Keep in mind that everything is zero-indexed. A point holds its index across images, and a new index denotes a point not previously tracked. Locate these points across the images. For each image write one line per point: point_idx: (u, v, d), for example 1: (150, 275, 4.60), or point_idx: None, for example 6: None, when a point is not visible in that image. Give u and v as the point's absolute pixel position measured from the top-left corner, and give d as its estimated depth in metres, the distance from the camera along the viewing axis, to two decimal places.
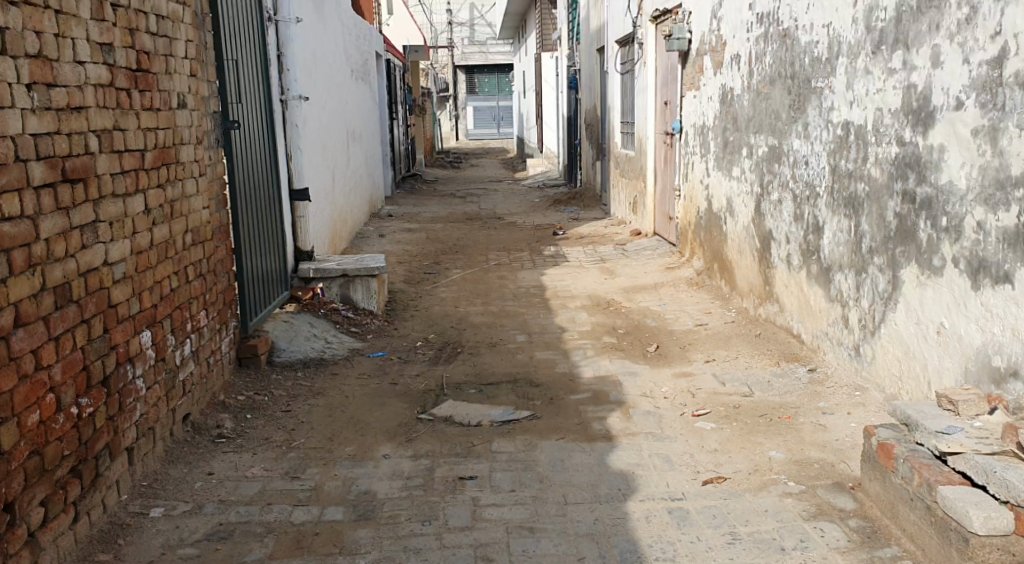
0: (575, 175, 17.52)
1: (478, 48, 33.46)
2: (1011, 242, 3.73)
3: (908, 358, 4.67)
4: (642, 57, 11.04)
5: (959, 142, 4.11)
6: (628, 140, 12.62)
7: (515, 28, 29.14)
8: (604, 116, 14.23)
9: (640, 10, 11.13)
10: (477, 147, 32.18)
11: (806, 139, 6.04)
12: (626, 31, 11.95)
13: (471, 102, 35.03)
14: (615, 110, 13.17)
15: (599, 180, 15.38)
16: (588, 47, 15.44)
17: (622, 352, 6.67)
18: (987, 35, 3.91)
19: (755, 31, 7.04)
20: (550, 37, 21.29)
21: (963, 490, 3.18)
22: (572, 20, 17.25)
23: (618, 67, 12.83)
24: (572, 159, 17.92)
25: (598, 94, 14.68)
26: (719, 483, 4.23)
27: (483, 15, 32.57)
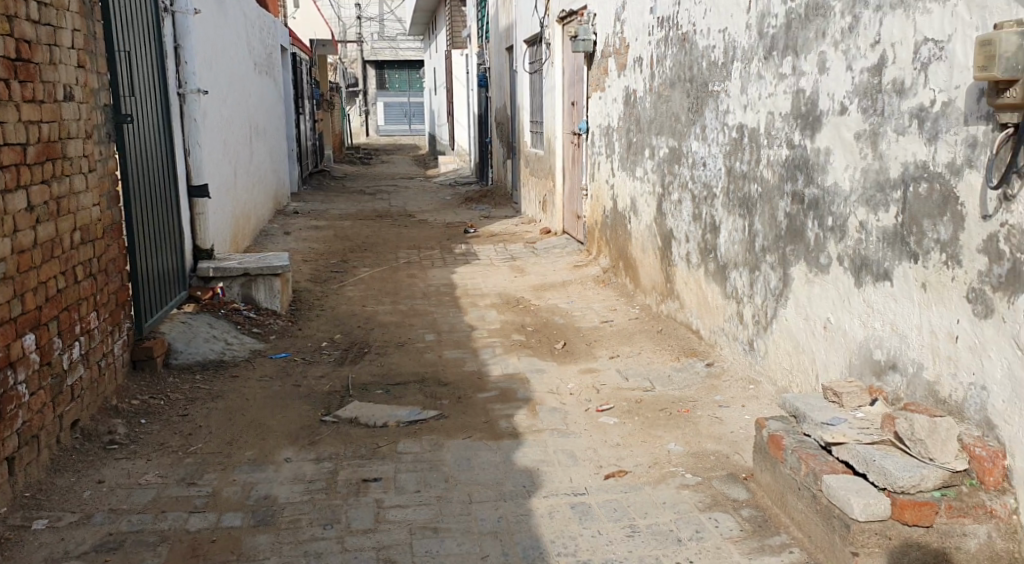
0: (486, 174, 17.57)
1: (387, 44, 33.13)
2: (890, 242, 3.88)
3: (798, 353, 4.86)
4: (550, 57, 11.14)
5: (843, 145, 4.29)
6: (537, 139, 12.73)
7: (425, 25, 29.03)
8: (513, 115, 14.31)
9: (547, 11, 11.22)
10: (387, 143, 31.93)
11: (703, 140, 6.21)
12: (533, 30, 12.05)
13: (381, 97, 34.80)
14: (524, 109, 13.27)
15: (509, 178, 15.45)
16: (498, 46, 15.49)
17: (530, 350, 6.74)
18: (867, 44, 4.08)
19: (656, 34, 7.20)
20: (460, 34, 21.28)
21: (846, 478, 3.31)
22: (481, 19, 17.28)
23: (526, 67, 12.92)
24: (482, 157, 17.97)
25: (507, 93, 14.76)
26: (620, 477, 4.33)
27: (393, 11, 32.38)
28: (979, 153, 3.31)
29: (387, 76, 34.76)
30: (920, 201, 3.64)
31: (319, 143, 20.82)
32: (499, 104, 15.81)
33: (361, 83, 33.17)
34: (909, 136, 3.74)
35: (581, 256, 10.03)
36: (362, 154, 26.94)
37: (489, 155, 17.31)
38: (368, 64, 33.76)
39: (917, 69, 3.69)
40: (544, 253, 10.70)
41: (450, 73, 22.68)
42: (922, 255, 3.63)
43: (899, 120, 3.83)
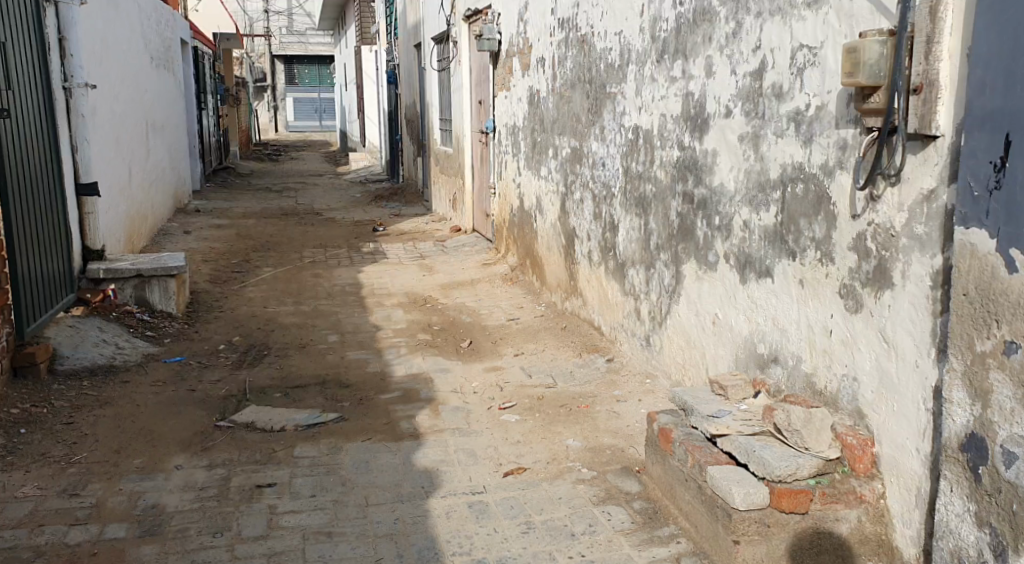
0: (397, 172, 17.47)
1: (296, 38, 32.48)
2: (771, 241, 4.03)
3: (690, 347, 5.00)
4: (457, 56, 11.14)
5: (727, 147, 4.44)
6: (446, 137, 12.72)
7: (335, 21, 28.65)
8: (422, 112, 14.28)
9: (453, 9, 11.22)
10: (297, 139, 31.39)
11: (602, 141, 6.32)
12: (440, 29, 12.02)
13: (290, 93, 33.83)
14: (433, 107, 13.26)
15: (419, 176, 15.40)
16: (406, 44, 15.42)
17: (435, 349, 6.75)
18: (749, 49, 4.22)
19: (557, 35, 7.29)
20: (369, 30, 21.07)
21: (728, 469, 3.43)
22: (389, 17, 17.15)
23: (434, 65, 12.89)
24: (393, 155, 17.86)
25: (416, 91, 14.70)
26: (518, 474, 4.38)
27: (302, 5, 31.87)
28: (849, 155, 3.45)
29: (296, 70, 33.63)
30: (798, 201, 3.79)
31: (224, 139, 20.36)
32: (408, 102, 15.73)
33: (269, 79, 32.46)
34: (787, 138, 3.88)
35: (490, 254, 10.07)
36: (270, 150, 26.47)
37: (400, 152, 17.22)
38: (276, 59, 33.07)
39: (794, 73, 3.83)
40: (453, 251, 10.71)
41: (360, 70, 22.43)
42: (800, 252, 3.78)
43: (778, 123, 3.97)
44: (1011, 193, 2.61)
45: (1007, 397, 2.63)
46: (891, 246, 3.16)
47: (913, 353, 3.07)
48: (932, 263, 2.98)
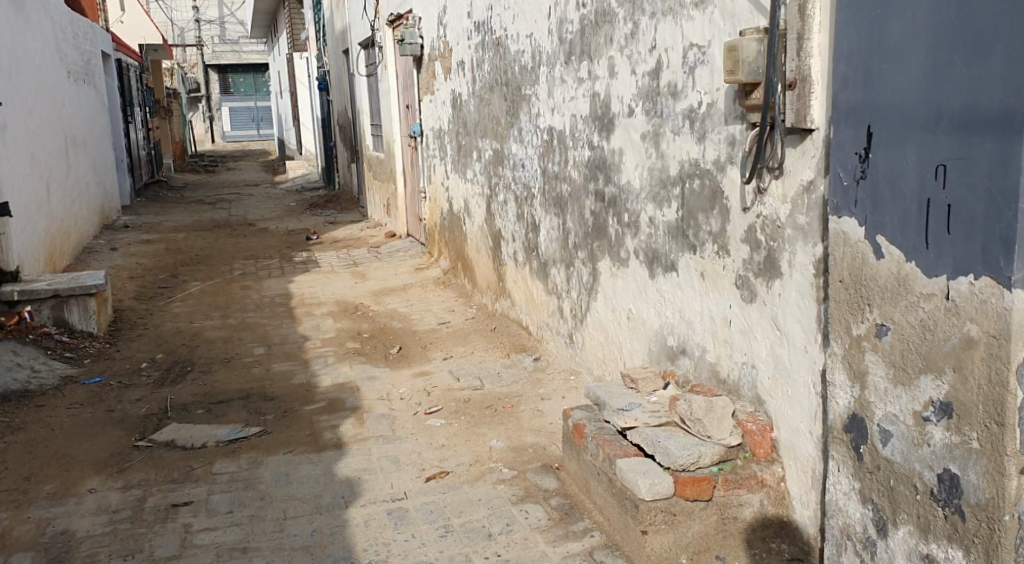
0: (333, 179, 17.35)
1: (229, 48, 31.92)
2: (673, 236, 4.12)
3: (609, 342, 5.08)
4: (383, 60, 11.07)
5: (631, 145, 4.51)
6: (377, 142, 12.66)
7: (268, 29, 28.31)
8: (354, 118, 14.17)
9: (376, 14, 11.14)
10: (233, 149, 31.08)
11: (521, 142, 6.37)
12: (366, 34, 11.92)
13: (225, 102, 33.71)
14: (364, 112, 13.19)
15: (354, 182, 15.30)
16: (334, 50, 15.33)
17: (364, 357, 6.73)
18: (646, 49, 4.29)
19: (474, 38, 7.31)
20: (298, 36, 20.77)
21: (636, 461, 3.51)
22: (317, 22, 16.95)
23: (363, 70, 12.79)
24: (327, 161, 17.70)
25: (346, 96, 14.57)
26: (440, 478, 4.41)
27: (234, 13, 31.28)
28: (738, 150, 3.55)
29: (230, 79, 33.46)
30: (695, 197, 3.89)
31: (156, 151, 19.97)
32: (339, 107, 15.58)
33: (203, 89, 32.00)
34: (683, 136, 3.98)
35: (424, 257, 10.06)
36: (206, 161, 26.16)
37: (335, 159, 17.08)
38: (209, 68, 32.58)
39: (686, 72, 3.92)
40: (387, 256, 10.68)
41: (292, 77, 22.16)
42: (699, 246, 3.88)
43: (674, 120, 4.05)
44: (875, 183, 2.73)
45: (881, 377, 2.75)
46: (778, 237, 3.28)
47: (802, 339, 3.20)
48: (814, 252, 3.09)
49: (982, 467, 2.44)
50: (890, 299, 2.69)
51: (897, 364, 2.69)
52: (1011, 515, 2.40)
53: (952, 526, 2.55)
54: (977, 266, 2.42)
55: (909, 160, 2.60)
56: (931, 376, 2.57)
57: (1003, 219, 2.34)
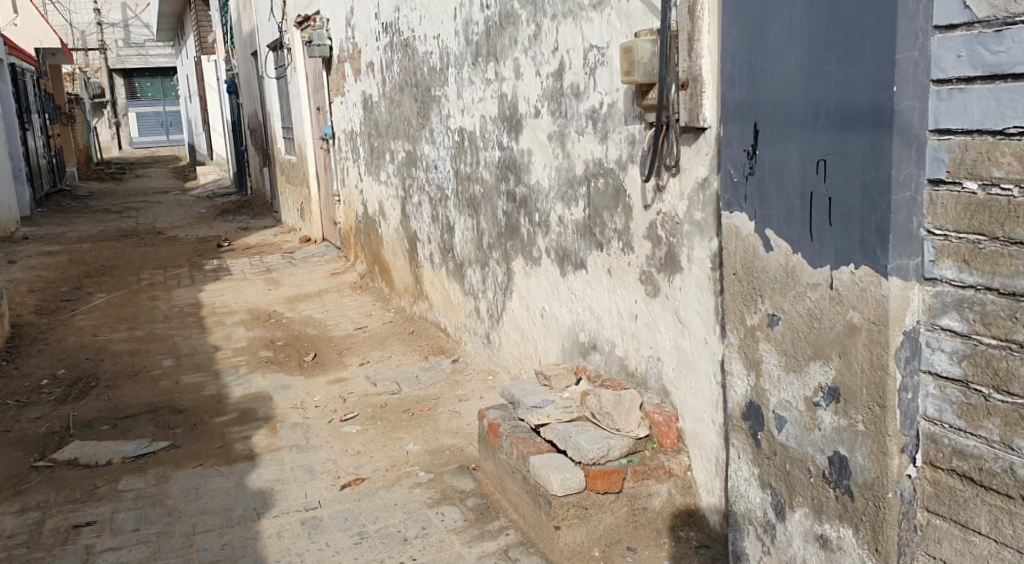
0: (246, 184, 17.04)
1: (135, 50, 31.06)
2: (581, 234, 4.18)
3: (524, 341, 5.12)
4: (293, 62, 10.92)
5: (539, 146, 4.55)
6: (290, 145, 12.49)
7: (174, 32, 27.63)
8: (265, 121, 13.93)
9: (284, 15, 10.98)
10: (142, 155, 30.27)
11: (433, 144, 6.36)
12: (275, 35, 11.75)
13: (131, 107, 32.70)
14: (274, 115, 12.99)
15: (267, 187, 15.06)
16: (242, 53, 15.07)
17: (277, 366, 6.64)
18: (549, 50, 4.33)
19: (383, 40, 7.27)
20: (207, 39, 20.31)
21: (549, 457, 3.56)
22: (225, 24, 16.60)
23: (272, 73, 12.60)
24: (239, 166, 17.38)
25: (257, 99, 14.32)
26: (356, 485, 4.39)
27: (138, 15, 30.18)
28: (637, 149, 3.63)
29: (137, 84, 32.40)
30: (600, 195, 3.95)
31: (58, 158, 19.31)
32: (250, 111, 15.31)
33: (107, 94, 31.08)
34: (587, 136, 4.03)
35: (339, 262, 9.95)
36: (113, 168, 25.43)
37: (246, 164, 16.79)
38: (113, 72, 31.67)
39: (588, 73, 3.98)
40: (303, 261, 10.54)
41: (200, 80, 21.67)
42: (606, 243, 3.95)
43: (578, 121, 4.10)
44: (762, 178, 2.85)
45: (774, 365, 2.86)
46: (678, 233, 3.39)
47: (702, 330, 3.32)
48: (710, 246, 3.22)
49: (868, 448, 2.58)
50: (780, 290, 2.81)
51: (787, 352, 2.81)
52: (895, 493, 2.55)
53: (843, 506, 2.69)
54: (856, 256, 2.55)
55: (792, 155, 2.72)
56: (819, 362, 2.70)
57: (878, 211, 2.47)
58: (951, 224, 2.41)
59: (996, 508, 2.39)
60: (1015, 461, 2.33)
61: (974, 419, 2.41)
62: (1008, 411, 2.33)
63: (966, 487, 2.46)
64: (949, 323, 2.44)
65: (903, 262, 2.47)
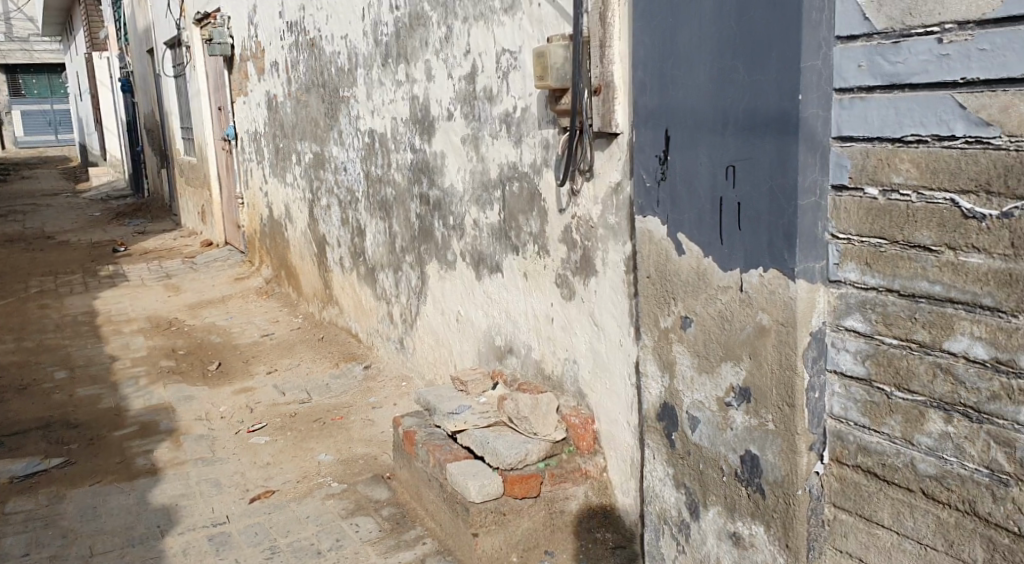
0: (142, 186, 16.50)
1: (19, 45, 29.77)
2: (497, 237, 4.18)
3: (439, 346, 5.09)
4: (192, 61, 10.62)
5: (452, 149, 4.54)
6: (189, 146, 12.15)
7: (62, 27, 26.57)
8: (163, 121, 13.52)
9: (183, 12, 10.68)
10: (29, 155, 28.99)
11: (341, 146, 6.27)
12: (172, 32, 11.41)
13: (15, 106, 31.07)
14: (172, 114, 12.61)
15: (164, 189, 14.61)
16: (137, 49, 14.57)
17: (180, 376, 6.44)
18: (460, 53, 4.32)
19: (287, 39, 7.14)
20: (99, 35, 19.61)
21: (466, 464, 3.55)
22: (118, 20, 16.05)
23: (170, 71, 12.24)
24: (135, 167, 16.82)
25: (153, 98, 13.89)
26: (266, 498, 4.30)
27: (20, 7, 29.35)
28: (551, 153, 3.65)
29: (22, 81, 31.01)
30: (515, 199, 3.96)
31: None
32: (146, 110, 14.83)
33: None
34: (501, 140, 4.03)
35: (244, 266, 9.72)
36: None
37: (142, 165, 16.26)
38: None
39: (500, 77, 3.98)
40: (205, 266, 10.25)
41: (92, 76, 20.87)
42: (521, 246, 3.96)
43: (492, 124, 4.10)
44: (673, 183, 2.90)
45: (687, 366, 2.92)
46: (592, 237, 3.42)
47: (617, 333, 3.35)
48: (624, 250, 3.26)
49: (778, 447, 2.66)
50: (692, 293, 2.86)
51: (700, 353, 2.87)
52: (804, 489, 2.63)
53: (754, 503, 2.76)
54: (765, 259, 2.61)
55: (702, 161, 2.78)
56: (731, 363, 2.76)
57: (785, 215, 2.53)
58: (854, 228, 2.49)
59: (898, 502, 2.48)
60: (915, 456, 2.42)
61: (877, 416, 2.50)
62: (908, 408, 2.42)
63: (870, 482, 2.55)
64: (852, 324, 2.53)
65: (809, 265, 2.54)
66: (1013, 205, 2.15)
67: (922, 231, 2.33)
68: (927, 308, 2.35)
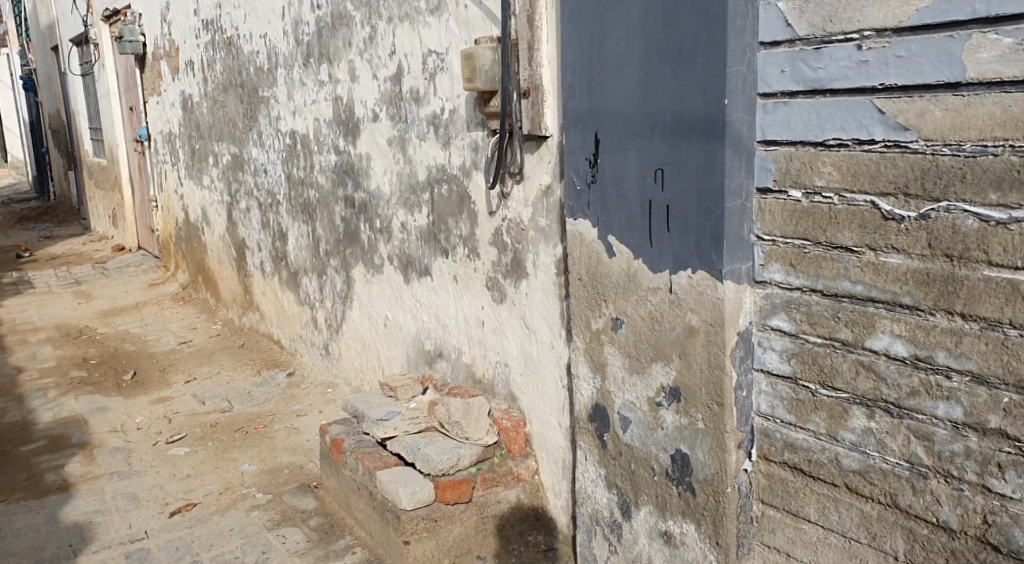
0: (48, 188, 15.90)
1: None
2: (425, 240, 4.15)
3: (366, 351, 5.02)
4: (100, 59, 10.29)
5: (378, 150, 4.49)
6: (99, 146, 11.75)
7: None
8: (70, 121, 13.06)
9: (91, 8, 10.33)
10: None
11: (261, 147, 6.15)
12: (79, 29, 11.02)
13: None
14: (79, 114, 12.19)
15: (72, 192, 14.11)
16: (41, 46, 14.03)
17: (92, 387, 6.22)
18: (385, 53, 4.27)
19: (203, 38, 6.97)
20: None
21: (396, 471, 3.51)
22: (19, 16, 15.45)
23: (77, 69, 11.83)
24: (40, 169, 16.20)
25: (59, 97, 13.40)
26: (186, 511, 4.18)
27: None
28: (480, 156, 3.64)
29: None
30: (444, 201, 3.94)
31: None
32: (51, 109, 14.30)
33: None
34: (428, 142, 4.00)
35: (159, 272, 9.45)
36: None
37: (48, 167, 15.67)
38: None
39: (427, 78, 3.95)
40: (117, 272, 9.93)
41: None
42: (450, 249, 3.93)
43: (419, 126, 4.07)
44: (603, 185, 2.91)
45: (619, 367, 2.94)
46: (523, 239, 3.42)
47: (548, 335, 3.36)
48: (555, 252, 3.26)
49: (707, 445, 2.70)
50: (623, 295, 2.89)
51: (631, 354, 2.89)
52: (733, 487, 2.67)
53: (685, 502, 2.79)
54: (693, 261, 2.65)
55: (631, 164, 2.80)
56: (661, 364, 2.79)
57: (712, 218, 2.57)
58: (778, 230, 2.54)
59: (823, 496, 2.54)
60: (839, 452, 2.48)
61: (803, 413, 2.56)
62: (833, 405, 2.48)
63: (796, 478, 2.61)
64: (778, 323, 2.58)
65: (736, 266, 2.58)
66: (930, 206, 2.21)
67: (844, 232, 2.39)
68: (850, 308, 2.40)
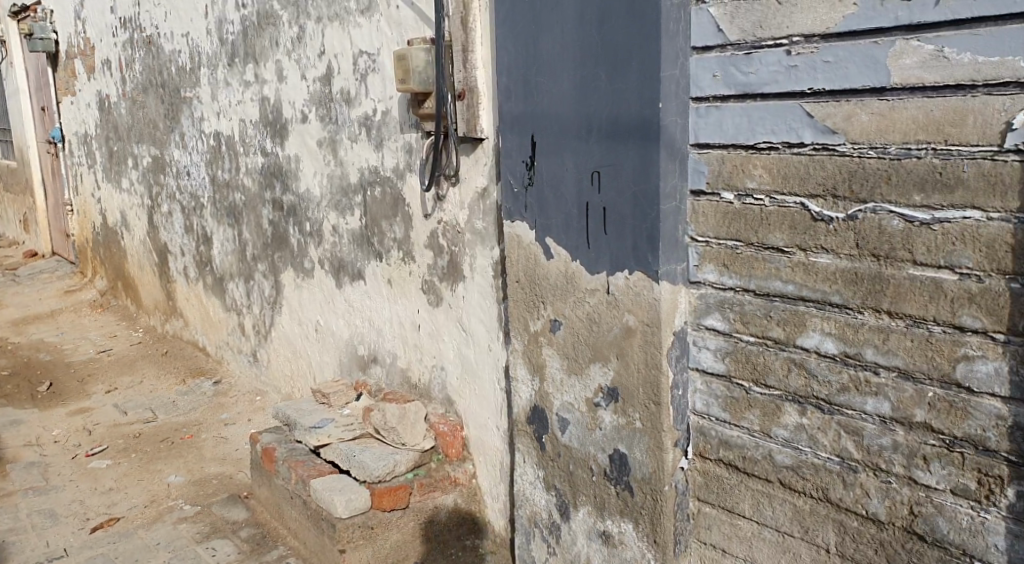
0: None
1: None
2: (358, 243, 4.09)
3: (296, 358, 4.94)
4: (9, 57, 9.91)
5: (308, 152, 4.42)
6: (8, 148, 11.31)
7: None
8: None
9: None
10: None
11: (184, 148, 5.99)
12: None
13: None
14: None
15: None
16: None
17: (5, 399, 5.97)
18: (314, 54, 4.20)
19: (121, 36, 6.76)
20: None
21: (331, 478, 3.45)
22: None
23: None
24: None
25: None
26: (109, 526, 4.04)
27: None
28: (415, 158, 3.61)
29: None
30: (377, 204, 3.89)
31: None
32: None
33: None
34: (360, 144, 3.96)
35: (74, 278, 9.13)
36: None
37: None
38: None
39: (358, 79, 3.90)
40: (30, 279, 9.56)
41: None
42: (384, 253, 3.89)
43: (350, 128, 4.02)
44: (540, 187, 2.92)
45: (557, 369, 2.95)
46: (459, 242, 3.41)
47: (485, 337, 3.35)
48: (492, 254, 3.26)
49: (645, 444, 2.72)
50: (561, 296, 2.89)
51: (570, 356, 2.90)
52: (670, 486, 2.70)
53: (623, 502, 2.81)
54: (630, 262, 2.67)
55: (568, 166, 2.81)
56: (600, 365, 2.81)
57: (648, 219, 2.60)
58: (711, 231, 2.58)
59: (758, 493, 2.58)
60: (773, 448, 2.53)
61: (737, 411, 2.60)
62: (766, 403, 2.52)
63: (731, 475, 2.65)
64: (712, 323, 2.62)
65: (672, 267, 2.61)
66: (858, 207, 2.26)
67: (775, 232, 2.43)
68: (781, 307, 2.45)
